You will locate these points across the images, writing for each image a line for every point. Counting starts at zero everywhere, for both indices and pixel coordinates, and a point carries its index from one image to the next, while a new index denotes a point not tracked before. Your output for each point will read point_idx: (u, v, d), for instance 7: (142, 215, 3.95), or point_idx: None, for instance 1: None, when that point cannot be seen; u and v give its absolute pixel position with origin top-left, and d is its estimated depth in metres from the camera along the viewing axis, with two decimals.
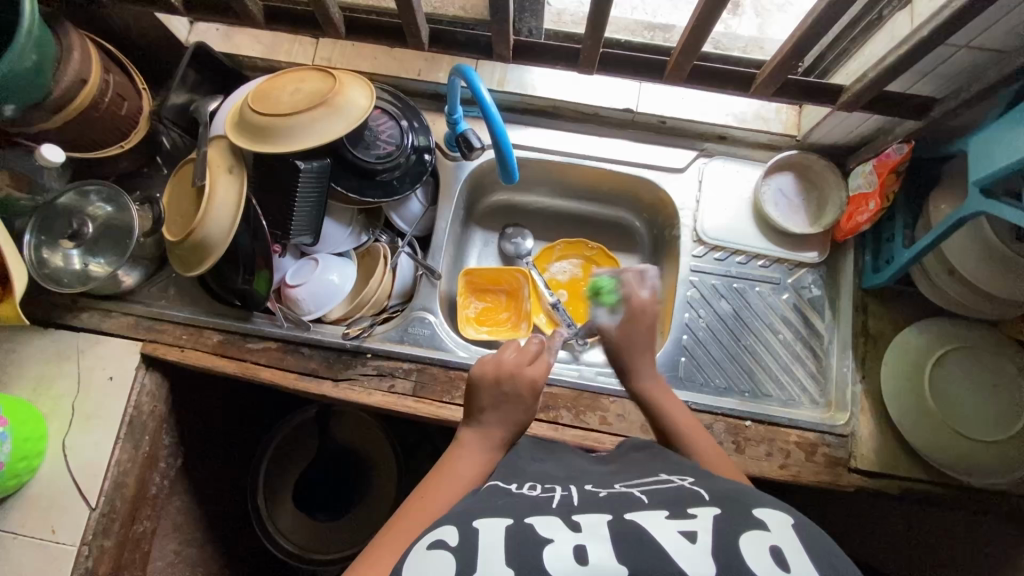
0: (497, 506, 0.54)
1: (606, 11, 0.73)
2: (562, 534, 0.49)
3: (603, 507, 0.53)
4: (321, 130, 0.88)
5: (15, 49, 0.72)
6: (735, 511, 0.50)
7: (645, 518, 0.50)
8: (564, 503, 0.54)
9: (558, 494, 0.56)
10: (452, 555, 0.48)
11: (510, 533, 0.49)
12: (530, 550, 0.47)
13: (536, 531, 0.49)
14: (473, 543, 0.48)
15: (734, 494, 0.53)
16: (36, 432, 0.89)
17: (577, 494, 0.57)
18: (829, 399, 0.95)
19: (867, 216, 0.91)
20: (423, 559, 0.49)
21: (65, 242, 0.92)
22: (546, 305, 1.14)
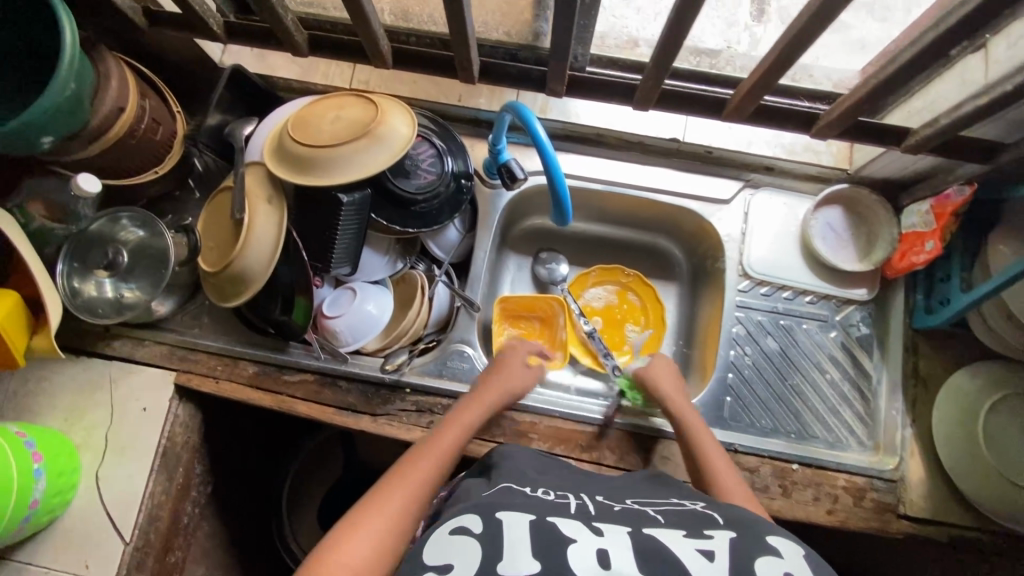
0: (519, 503, 0.61)
1: (672, 52, 0.70)
2: (583, 535, 0.56)
3: (618, 519, 0.60)
4: (363, 162, 0.85)
5: (57, 80, 0.69)
6: (749, 535, 0.57)
7: (659, 533, 0.57)
8: (581, 511, 0.61)
9: (572, 502, 0.64)
10: (478, 540, 0.55)
11: (535, 528, 0.56)
12: (557, 546, 0.54)
13: (559, 528, 0.56)
14: (499, 535, 0.55)
15: (738, 515, 0.61)
16: (68, 466, 0.87)
17: (590, 505, 0.64)
18: (877, 442, 0.93)
19: (923, 257, 0.88)
20: (449, 542, 0.56)
21: (98, 271, 0.89)
22: (581, 334, 1.11)
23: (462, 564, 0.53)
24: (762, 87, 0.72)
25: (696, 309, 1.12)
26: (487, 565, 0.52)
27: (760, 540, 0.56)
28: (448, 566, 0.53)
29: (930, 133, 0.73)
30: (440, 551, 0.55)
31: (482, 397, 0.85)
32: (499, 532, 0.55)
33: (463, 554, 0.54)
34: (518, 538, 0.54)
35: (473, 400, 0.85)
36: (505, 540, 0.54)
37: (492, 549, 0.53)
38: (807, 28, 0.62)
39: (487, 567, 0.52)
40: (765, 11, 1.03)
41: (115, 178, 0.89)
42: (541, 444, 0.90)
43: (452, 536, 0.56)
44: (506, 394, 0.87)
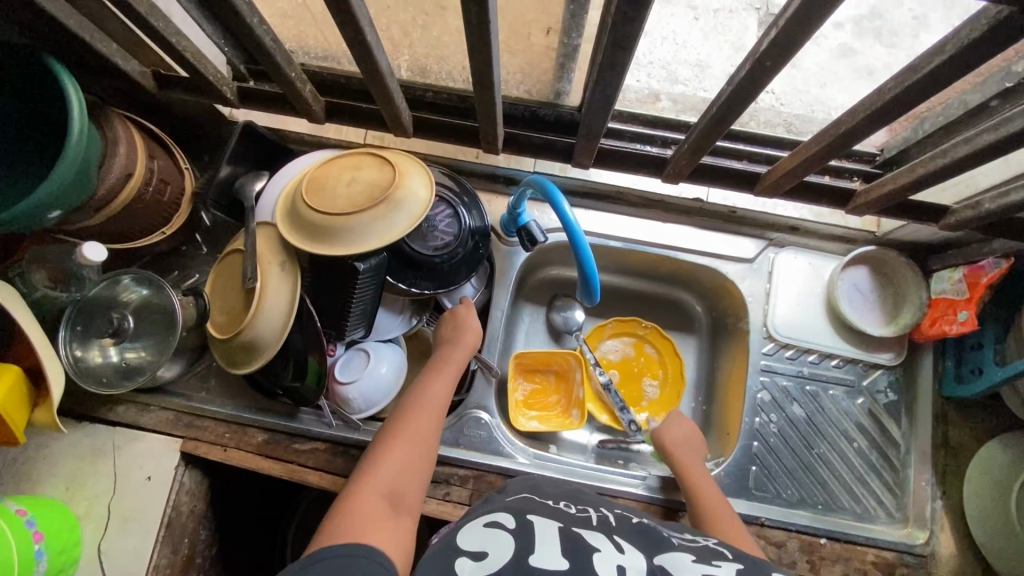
0: (544, 512, 0.66)
1: (714, 136, 0.67)
2: (606, 549, 0.59)
3: (636, 538, 0.63)
4: (381, 229, 0.82)
5: (65, 155, 0.66)
6: (758, 568, 0.58)
7: (676, 556, 0.60)
8: (602, 526, 0.65)
9: (592, 518, 0.67)
10: (508, 534, 0.59)
11: (561, 536, 0.59)
12: (580, 555, 0.57)
13: (583, 540, 0.60)
14: (527, 534, 0.59)
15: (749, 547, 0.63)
16: (70, 541, 0.84)
17: (609, 523, 0.67)
18: (907, 514, 0.90)
19: (956, 328, 0.87)
20: (482, 533, 0.60)
21: (102, 338, 0.86)
22: (597, 387, 1.09)
23: (495, 551, 0.57)
24: (803, 171, 0.70)
25: (716, 365, 1.09)
26: (517, 557, 0.56)
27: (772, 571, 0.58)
28: (482, 552, 0.57)
29: (972, 215, 0.71)
30: (475, 533, 0.60)
31: (450, 349, 0.90)
32: (527, 535, 0.59)
33: (495, 545, 0.58)
34: (545, 542, 0.58)
35: (443, 353, 0.90)
36: (534, 540, 0.58)
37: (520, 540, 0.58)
38: (857, 127, 0.59)
39: (517, 557, 0.56)
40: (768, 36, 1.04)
41: (121, 241, 0.86)
42: None
43: (486, 530, 0.61)
44: (472, 336, 0.92)
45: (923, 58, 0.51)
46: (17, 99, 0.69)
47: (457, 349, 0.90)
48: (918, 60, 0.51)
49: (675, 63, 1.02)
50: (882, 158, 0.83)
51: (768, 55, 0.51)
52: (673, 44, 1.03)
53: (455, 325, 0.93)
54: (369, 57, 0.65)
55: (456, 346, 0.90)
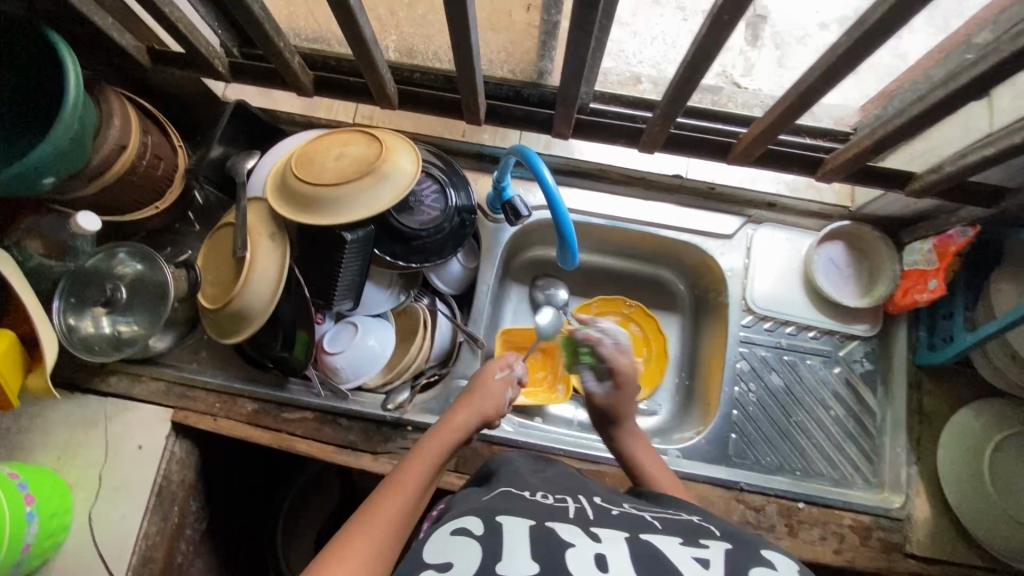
0: (518, 508, 0.59)
1: (685, 95, 0.70)
2: (583, 541, 0.54)
3: (617, 525, 0.58)
4: (368, 199, 0.85)
5: (60, 122, 0.68)
6: (747, 548, 0.54)
7: (659, 539, 0.55)
8: (581, 515, 0.60)
9: (571, 506, 0.62)
10: (476, 541, 0.53)
11: (533, 534, 0.54)
12: (554, 550, 0.52)
13: (558, 533, 0.54)
14: (495, 536, 0.54)
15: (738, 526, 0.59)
16: (61, 507, 0.86)
17: (589, 508, 0.62)
18: (883, 480, 0.92)
19: (926, 295, 0.89)
20: (448, 542, 0.54)
21: (95, 308, 0.88)
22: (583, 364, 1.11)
23: (460, 563, 0.51)
24: (772, 134, 0.73)
25: (698, 342, 1.12)
26: (485, 565, 0.50)
27: (761, 551, 0.54)
28: (447, 564, 0.51)
29: (935, 179, 0.73)
30: (439, 547, 0.54)
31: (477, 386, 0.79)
32: (497, 538, 0.53)
33: (461, 554, 0.52)
34: (516, 542, 0.53)
35: (467, 390, 0.79)
36: (504, 543, 0.53)
37: (489, 548, 0.52)
38: (818, 82, 0.63)
39: (484, 568, 0.50)
40: (759, 36, 0.99)
41: (114, 213, 0.89)
42: None
43: (451, 537, 0.54)
44: (496, 395, 0.79)
45: (871, 12, 0.54)
46: (15, 67, 0.72)
47: (472, 401, 0.77)
48: (867, 12, 0.54)
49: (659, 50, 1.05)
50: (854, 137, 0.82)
51: (726, 11, 0.54)
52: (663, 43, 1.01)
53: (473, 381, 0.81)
54: (353, 25, 0.68)
55: (473, 400, 0.77)
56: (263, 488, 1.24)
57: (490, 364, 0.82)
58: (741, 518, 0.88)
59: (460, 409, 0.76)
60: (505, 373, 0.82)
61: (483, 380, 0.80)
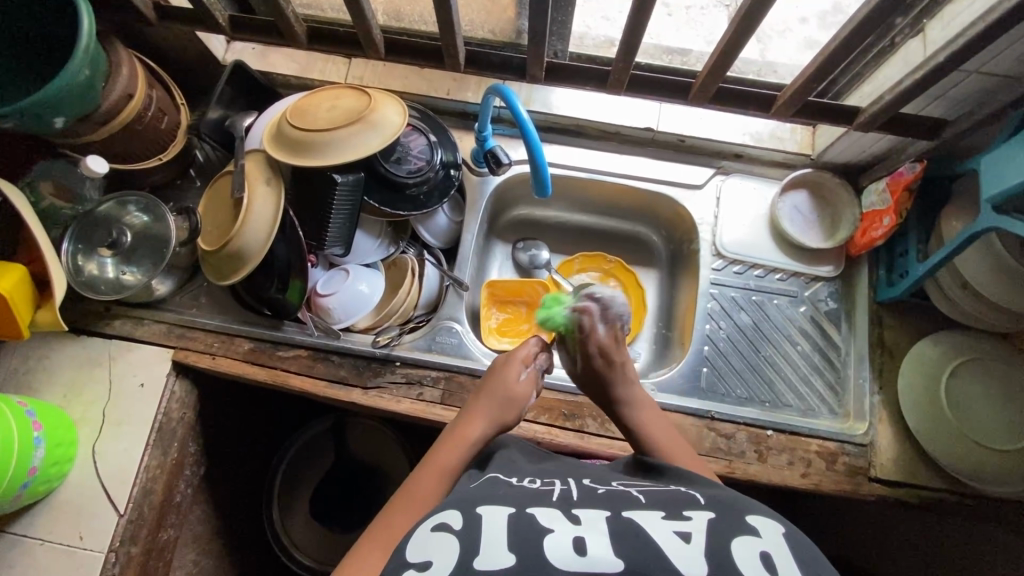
0: (501, 495, 0.59)
1: (641, 33, 0.76)
2: (562, 525, 0.53)
3: (602, 503, 0.58)
4: (358, 145, 0.91)
5: (73, 62, 0.75)
6: (728, 515, 0.55)
7: (640, 514, 0.55)
8: (565, 498, 0.59)
9: (557, 489, 0.61)
10: (456, 537, 0.53)
11: (512, 522, 0.53)
12: (532, 538, 0.52)
13: (537, 520, 0.54)
14: (474, 528, 0.53)
15: (725, 496, 0.58)
16: (66, 439, 0.90)
17: (576, 490, 0.62)
18: (848, 409, 0.97)
19: (882, 231, 0.95)
20: (428, 539, 0.54)
21: (101, 250, 0.93)
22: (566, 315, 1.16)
23: (438, 561, 0.50)
24: (723, 65, 0.79)
25: (674, 293, 1.17)
26: (461, 560, 0.50)
27: (744, 517, 0.54)
28: (426, 563, 0.51)
29: (876, 110, 0.80)
30: (420, 547, 0.53)
31: (484, 394, 0.77)
32: (475, 531, 0.53)
33: (441, 551, 0.51)
34: (494, 535, 0.52)
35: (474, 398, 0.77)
36: (482, 534, 0.52)
37: (468, 543, 0.51)
38: (756, 8, 0.69)
39: (462, 562, 0.50)
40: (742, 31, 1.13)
41: (120, 163, 0.95)
42: (526, 414, 0.94)
43: (433, 533, 0.54)
44: (515, 399, 0.77)
45: None
46: (33, 16, 0.79)
47: (492, 406, 0.75)
48: None
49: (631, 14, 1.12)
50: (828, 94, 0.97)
51: None
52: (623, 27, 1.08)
53: (491, 383, 0.78)
54: None
55: (491, 406, 0.75)
56: (261, 442, 1.28)
57: (511, 364, 0.80)
58: (712, 445, 0.92)
59: (476, 417, 0.74)
60: (525, 376, 0.80)
61: (505, 386, 0.77)
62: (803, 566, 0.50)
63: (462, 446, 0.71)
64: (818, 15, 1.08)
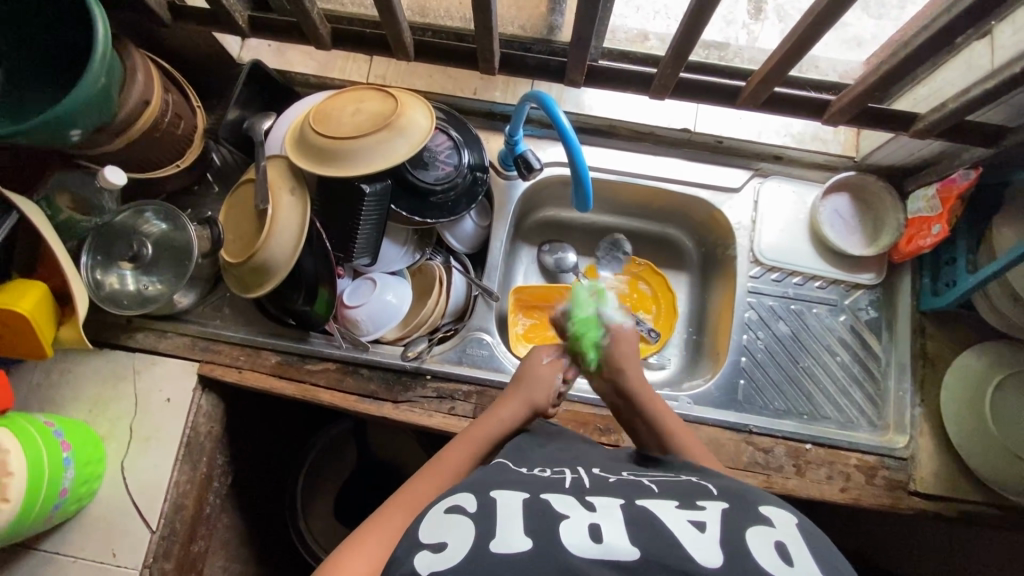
0: (513, 481, 0.59)
1: (694, 38, 0.71)
2: (576, 512, 0.54)
3: (615, 491, 0.58)
4: (385, 152, 0.87)
5: (89, 73, 0.71)
6: (742, 507, 0.54)
7: (655, 504, 0.55)
8: (577, 485, 0.59)
9: (568, 477, 0.61)
10: (471, 520, 0.53)
11: (525, 507, 0.54)
12: (547, 523, 0.52)
13: (551, 506, 0.54)
14: (491, 513, 0.53)
15: (736, 486, 0.58)
16: (94, 456, 0.89)
17: (587, 478, 0.62)
18: (887, 422, 0.95)
19: (929, 240, 0.91)
20: (442, 521, 0.54)
21: (121, 263, 0.90)
22: None
23: (455, 542, 0.51)
24: (778, 72, 0.74)
25: (706, 297, 1.14)
26: (478, 542, 0.50)
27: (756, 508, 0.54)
28: (441, 544, 0.51)
29: (937, 118, 0.76)
30: (434, 529, 0.54)
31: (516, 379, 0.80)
32: (490, 514, 0.53)
33: (457, 534, 0.52)
34: (509, 518, 0.53)
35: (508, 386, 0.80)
36: (497, 517, 0.53)
37: (483, 526, 0.52)
38: (824, 14, 0.64)
39: (479, 543, 0.50)
40: (763, 10, 1.06)
41: (137, 172, 0.91)
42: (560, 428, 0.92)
43: (447, 515, 0.55)
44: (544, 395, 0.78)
45: None
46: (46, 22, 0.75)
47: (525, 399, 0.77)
48: None
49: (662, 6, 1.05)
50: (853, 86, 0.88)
51: None
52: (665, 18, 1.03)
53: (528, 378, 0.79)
54: None
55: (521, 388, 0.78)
56: (284, 447, 1.27)
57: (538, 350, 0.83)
58: (750, 459, 0.91)
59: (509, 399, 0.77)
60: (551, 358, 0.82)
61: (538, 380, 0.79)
62: (818, 558, 0.50)
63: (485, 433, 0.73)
64: None
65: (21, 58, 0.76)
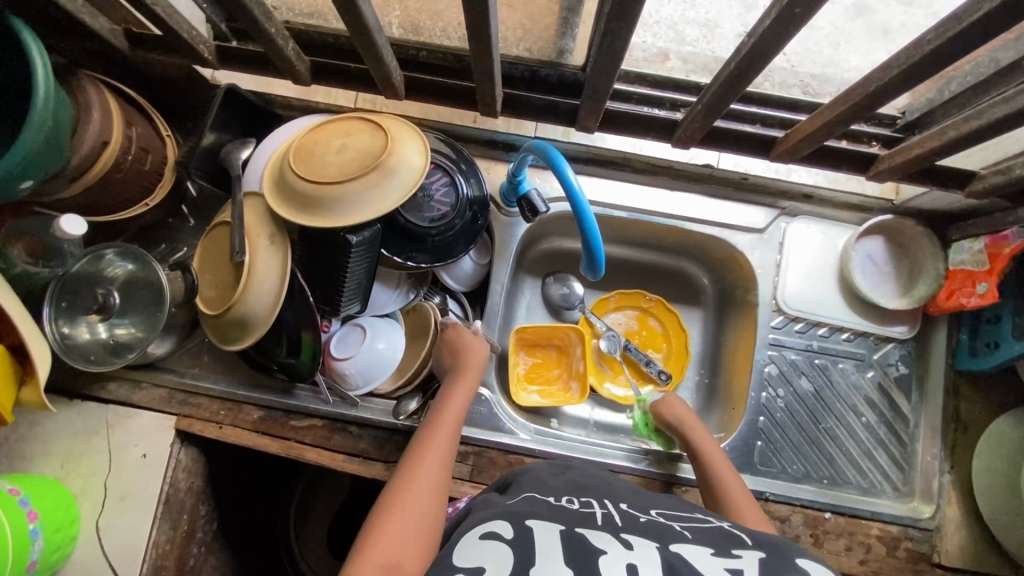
0: (547, 512, 0.59)
1: (737, 88, 0.62)
2: (614, 547, 0.53)
3: (646, 531, 0.57)
4: (375, 198, 0.78)
5: (30, 122, 0.62)
6: (779, 555, 0.53)
7: (690, 550, 0.53)
8: (608, 521, 0.58)
9: (597, 512, 0.60)
10: (508, 545, 0.53)
11: (565, 539, 0.53)
12: (586, 557, 0.51)
13: (588, 540, 0.53)
14: (529, 543, 0.53)
15: (771, 537, 0.56)
16: (66, 519, 0.83)
17: (617, 513, 0.61)
18: (913, 488, 0.89)
19: (973, 300, 0.83)
20: (478, 546, 0.53)
21: (89, 314, 0.83)
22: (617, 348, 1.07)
23: (493, 568, 0.50)
24: (825, 133, 0.67)
25: (722, 339, 1.06)
26: (519, 568, 0.50)
27: (793, 559, 0.52)
28: (479, 568, 0.50)
29: (1001, 181, 0.67)
30: (469, 553, 0.53)
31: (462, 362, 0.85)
32: (529, 542, 0.53)
33: (493, 558, 0.51)
34: (547, 547, 0.52)
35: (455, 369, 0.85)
36: (535, 548, 0.52)
37: (521, 553, 0.52)
38: (889, 82, 0.57)
39: (518, 570, 0.50)
40: None
41: (102, 214, 0.82)
42: None
43: (481, 541, 0.54)
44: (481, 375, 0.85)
45: (968, 5, 0.48)
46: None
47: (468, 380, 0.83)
48: (964, 7, 0.49)
49: (682, 23, 0.94)
50: (903, 121, 0.78)
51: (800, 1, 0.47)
52: (681, 2, 0.95)
53: (461, 362, 0.85)
54: (355, 11, 0.59)
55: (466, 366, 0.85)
56: (274, 482, 1.22)
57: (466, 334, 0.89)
58: None
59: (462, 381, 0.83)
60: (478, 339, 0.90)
61: (468, 355, 0.86)
62: None
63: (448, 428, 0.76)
64: (908, 26, 0.91)
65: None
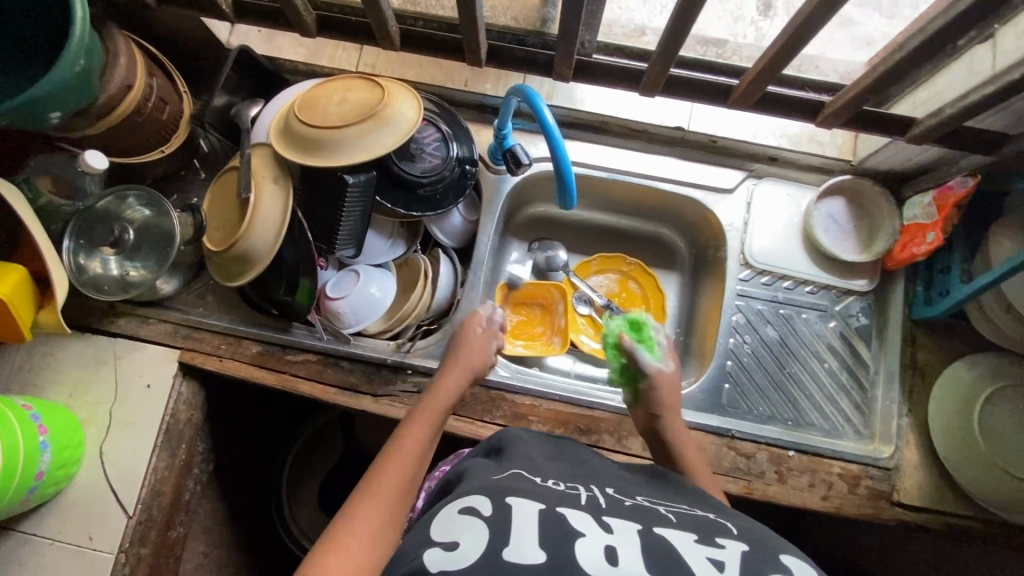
0: (528, 491, 0.53)
1: (688, 23, 0.72)
2: (594, 529, 0.48)
3: (630, 515, 0.52)
4: (370, 143, 0.85)
5: (65, 54, 0.70)
6: (767, 554, 0.48)
7: (673, 535, 0.49)
8: (593, 503, 0.53)
9: (582, 492, 0.55)
10: (483, 523, 0.47)
11: (543, 518, 0.48)
12: (563, 534, 0.46)
13: (568, 520, 0.48)
14: (507, 520, 0.47)
15: (760, 531, 0.52)
16: (72, 440, 0.88)
17: (602, 497, 0.56)
18: (874, 430, 0.94)
19: (923, 248, 0.89)
20: (451, 520, 0.49)
21: (102, 248, 0.90)
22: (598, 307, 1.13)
23: (467, 543, 0.45)
24: (769, 72, 0.76)
25: (696, 299, 1.12)
26: (491, 547, 0.44)
27: (779, 556, 0.47)
28: (452, 542, 0.46)
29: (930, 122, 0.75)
30: (441, 529, 0.48)
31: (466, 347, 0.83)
32: (506, 518, 0.47)
33: (468, 535, 0.47)
34: (523, 524, 0.47)
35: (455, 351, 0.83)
36: (511, 523, 0.47)
37: (495, 530, 0.46)
38: (815, 13, 0.65)
39: (489, 553, 0.44)
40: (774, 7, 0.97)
41: (123, 156, 0.90)
42: (540, 426, 0.92)
43: (457, 515, 0.49)
44: (471, 371, 0.81)
45: None
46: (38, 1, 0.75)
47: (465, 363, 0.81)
48: None
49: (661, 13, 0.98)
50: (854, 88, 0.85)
51: None
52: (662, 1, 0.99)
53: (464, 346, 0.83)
54: None
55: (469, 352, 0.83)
56: (270, 439, 1.26)
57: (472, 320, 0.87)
58: (731, 464, 0.89)
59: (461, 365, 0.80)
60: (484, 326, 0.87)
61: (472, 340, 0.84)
62: None
63: (434, 417, 0.71)
64: None
65: (14, 40, 0.77)
